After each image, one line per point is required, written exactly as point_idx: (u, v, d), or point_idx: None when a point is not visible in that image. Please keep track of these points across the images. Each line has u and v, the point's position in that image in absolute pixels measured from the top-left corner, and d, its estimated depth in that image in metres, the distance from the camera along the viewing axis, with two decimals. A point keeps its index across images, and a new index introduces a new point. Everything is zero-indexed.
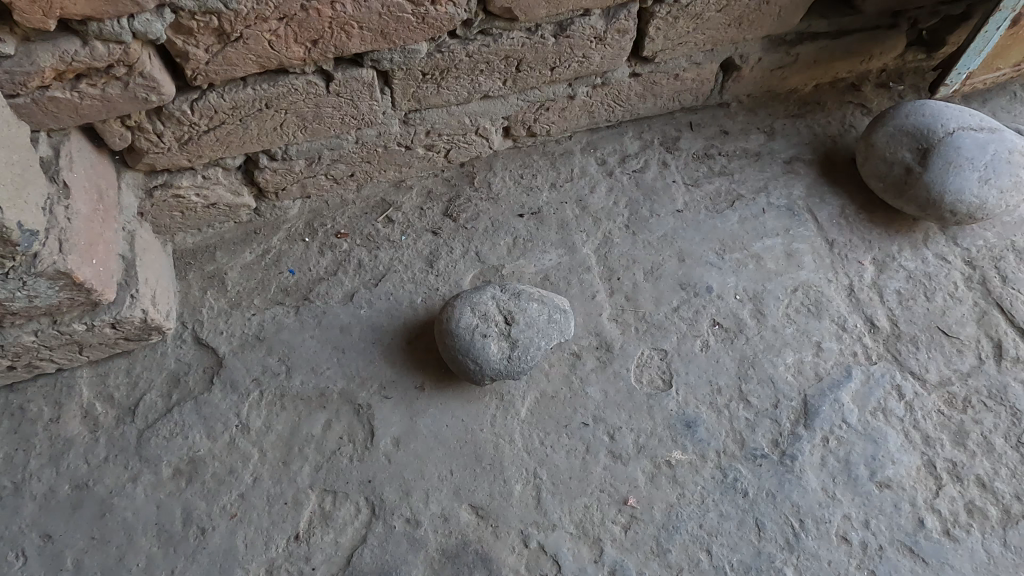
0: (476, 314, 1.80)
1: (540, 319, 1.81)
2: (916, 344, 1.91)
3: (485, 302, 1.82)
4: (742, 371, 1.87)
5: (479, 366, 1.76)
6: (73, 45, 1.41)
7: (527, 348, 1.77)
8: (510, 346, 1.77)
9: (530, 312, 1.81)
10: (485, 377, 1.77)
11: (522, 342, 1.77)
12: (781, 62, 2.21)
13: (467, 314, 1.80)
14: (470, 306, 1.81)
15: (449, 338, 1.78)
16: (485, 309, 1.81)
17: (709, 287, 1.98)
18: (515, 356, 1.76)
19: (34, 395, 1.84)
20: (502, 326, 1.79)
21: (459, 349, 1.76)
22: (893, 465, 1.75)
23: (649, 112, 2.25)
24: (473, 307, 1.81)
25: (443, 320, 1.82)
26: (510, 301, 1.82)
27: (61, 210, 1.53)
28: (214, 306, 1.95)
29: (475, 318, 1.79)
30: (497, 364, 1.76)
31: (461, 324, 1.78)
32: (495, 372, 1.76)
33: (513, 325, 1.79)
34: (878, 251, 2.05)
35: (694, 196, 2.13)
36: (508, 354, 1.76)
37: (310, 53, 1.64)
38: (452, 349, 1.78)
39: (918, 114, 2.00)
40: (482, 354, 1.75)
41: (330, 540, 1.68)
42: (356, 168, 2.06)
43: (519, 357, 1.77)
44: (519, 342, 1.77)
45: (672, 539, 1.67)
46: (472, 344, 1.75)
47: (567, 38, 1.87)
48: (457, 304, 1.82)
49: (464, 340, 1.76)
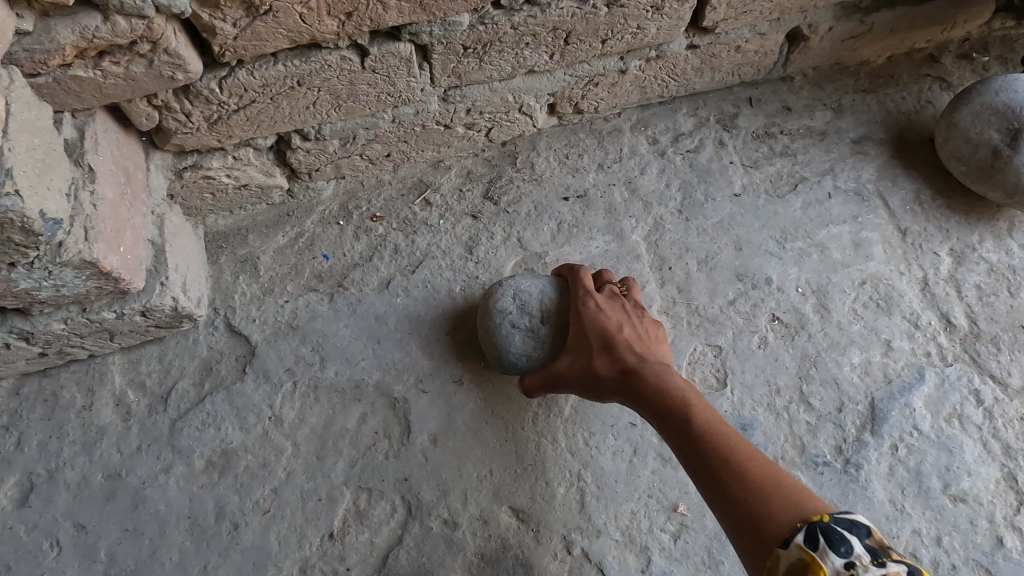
0: (515, 300, 1.66)
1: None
2: (998, 345, 1.75)
3: (529, 292, 1.66)
4: (803, 371, 1.73)
5: (499, 353, 1.64)
6: (95, 20, 1.31)
7: (550, 353, 1.62)
8: (532, 344, 1.62)
9: (567, 319, 1.64)
10: (505, 368, 1.67)
11: (546, 345, 1.62)
12: (854, 32, 2.01)
13: (507, 299, 1.66)
14: (512, 290, 1.68)
15: (483, 316, 1.69)
16: (526, 297, 1.66)
17: (769, 279, 1.84)
18: (536, 355, 1.62)
19: (65, 381, 1.80)
20: (535, 321, 1.63)
21: (488, 333, 1.66)
22: (968, 477, 1.61)
23: (705, 87, 2.09)
24: (515, 293, 1.67)
25: (483, 301, 1.72)
26: (554, 300, 1.66)
27: (86, 196, 1.46)
28: (246, 293, 1.88)
29: (513, 303, 1.66)
30: (517, 358, 1.63)
31: (498, 309, 1.66)
32: (514, 365, 1.64)
33: (545, 324, 1.63)
34: (956, 240, 1.88)
35: (753, 178, 1.98)
36: (530, 353, 1.62)
37: (344, 26, 1.52)
38: (482, 329, 1.68)
39: (1010, 90, 1.81)
40: (505, 343, 1.63)
41: (365, 541, 1.62)
42: (393, 147, 1.96)
43: (541, 357, 1.62)
44: (543, 343, 1.62)
45: (724, 550, 1.58)
46: (498, 332, 1.64)
47: (621, 7, 1.70)
48: (503, 286, 1.69)
49: (492, 324, 1.65)
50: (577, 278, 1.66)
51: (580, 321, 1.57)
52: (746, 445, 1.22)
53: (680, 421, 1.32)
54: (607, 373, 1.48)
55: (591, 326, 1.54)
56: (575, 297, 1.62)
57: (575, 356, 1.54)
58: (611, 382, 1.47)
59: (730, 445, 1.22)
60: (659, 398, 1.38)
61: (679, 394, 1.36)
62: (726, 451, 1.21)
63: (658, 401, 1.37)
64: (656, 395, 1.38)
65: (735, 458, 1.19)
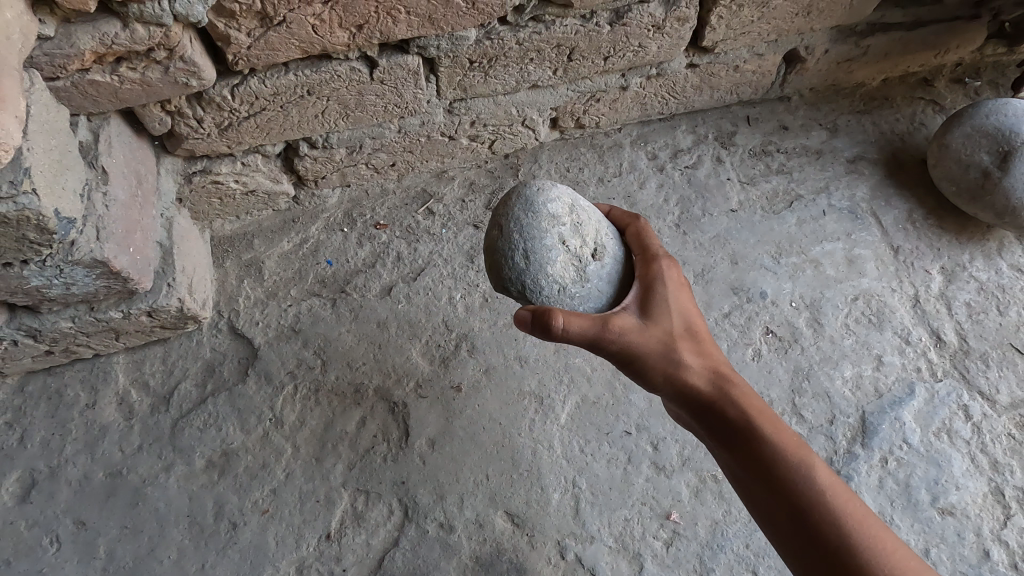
0: (572, 214, 1.29)
1: (623, 279, 1.33)
2: (986, 362, 1.79)
3: (587, 212, 1.33)
4: (796, 383, 1.77)
5: (522, 267, 1.24)
6: (114, 27, 1.35)
7: (586, 298, 1.27)
8: (571, 277, 1.26)
9: (617, 267, 1.33)
10: (515, 286, 1.27)
11: (587, 286, 1.27)
12: (850, 55, 2.07)
13: (559, 206, 1.28)
14: (569, 199, 1.31)
15: (520, 211, 1.26)
16: (584, 219, 1.31)
17: (763, 293, 1.88)
18: (570, 292, 1.26)
19: (70, 379, 1.83)
20: (586, 252, 1.29)
21: (522, 234, 1.24)
22: (957, 491, 1.64)
23: (704, 104, 2.14)
24: (571, 205, 1.31)
25: (522, 194, 1.29)
26: (609, 239, 1.34)
27: (99, 197, 1.49)
28: (251, 296, 1.92)
29: (566, 215, 1.29)
30: (543, 284, 1.25)
31: (547, 215, 1.26)
32: (533, 286, 1.25)
33: (595, 261, 1.30)
34: (947, 259, 1.92)
35: (749, 195, 2.02)
36: (565, 286, 1.25)
37: (355, 39, 1.56)
38: (514, 226, 1.25)
39: (1000, 114, 1.86)
40: (541, 261, 1.24)
41: (362, 542, 1.64)
42: (398, 157, 2.00)
43: (575, 296, 1.26)
44: (585, 284, 1.27)
45: (716, 558, 1.61)
46: (537, 241, 1.24)
47: (623, 26, 1.75)
48: (553, 189, 1.30)
49: (535, 228, 1.24)
50: (643, 232, 1.38)
51: (658, 287, 1.28)
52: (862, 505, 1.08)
53: (783, 450, 1.12)
54: (690, 368, 1.22)
55: (676, 302, 1.27)
56: (645, 257, 1.34)
57: (648, 324, 1.24)
58: (689, 378, 1.22)
59: (855, 509, 1.06)
60: (754, 415, 1.17)
61: (778, 422, 1.17)
62: (852, 513, 1.05)
63: (753, 419, 1.16)
64: (752, 414, 1.17)
65: (859, 519, 1.05)
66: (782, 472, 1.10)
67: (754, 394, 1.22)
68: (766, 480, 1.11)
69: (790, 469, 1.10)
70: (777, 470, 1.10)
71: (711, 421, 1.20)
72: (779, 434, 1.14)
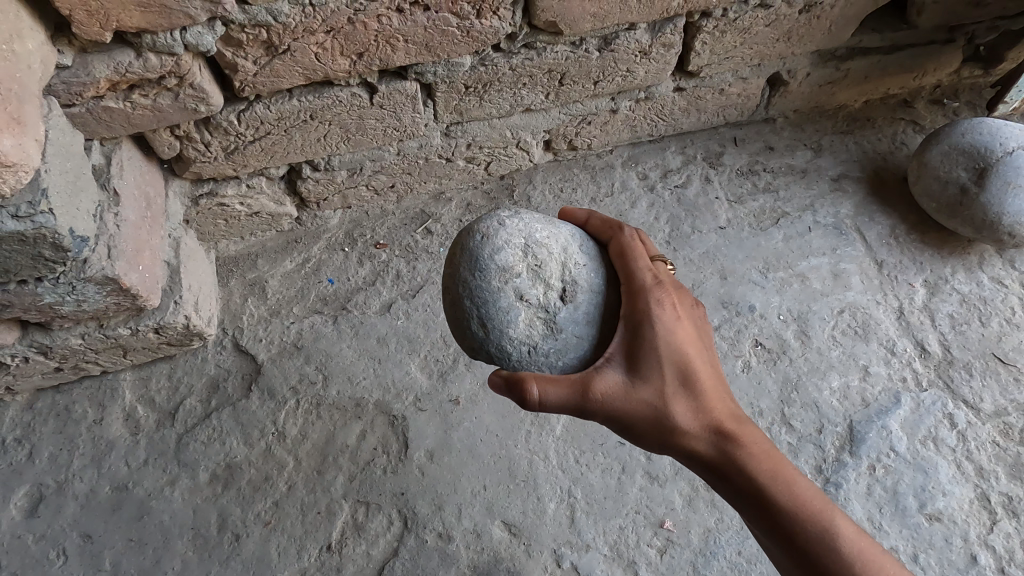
0: (527, 260, 1.23)
1: (602, 315, 1.25)
2: (970, 372, 1.84)
3: (543, 248, 1.24)
4: (785, 394, 1.81)
5: (484, 335, 1.22)
6: (128, 56, 1.43)
7: (561, 350, 1.22)
8: (540, 333, 1.22)
9: (592, 302, 1.25)
10: (484, 349, 1.25)
11: (559, 337, 1.22)
12: (830, 78, 2.15)
13: (510, 256, 1.22)
14: (521, 241, 1.24)
15: (469, 272, 1.21)
16: (542, 258, 1.24)
17: (752, 307, 1.93)
18: (542, 349, 1.22)
19: (78, 396, 1.88)
20: (551, 299, 1.23)
21: (475, 300, 1.21)
22: (943, 497, 1.68)
23: (692, 126, 2.22)
24: (524, 246, 1.23)
25: (469, 250, 1.23)
26: (580, 269, 1.26)
27: (111, 217, 1.56)
28: (254, 314, 1.98)
29: (520, 263, 1.22)
30: (510, 347, 1.22)
31: (496, 270, 1.20)
32: (501, 349, 1.23)
33: (565, 304, 1.23)
34: (930, 272, 1.98)
35: (737, 212, 2.09)
36: (536, 344, 1.22)
37: (355, 66, 1.64)
38: (465, 291, 1.22)
39: (975, 133, 1.94)
40: (502, 324, 1.21)
41: (362, 552, 1.68)
42: (396, 179, 2.08)
43: (549, 351, 1.22)
44: (557, 334, 1.22)
45: (708, 565, 1.65)
46: (493, 306, 1.20)
47: (611, 52, 1.84)
48: (501, 235, 1.23)
49: (487, 291, 1.20)
50: (625, 251, 1.28)
51: (646, 335, 1.18)
52: (870, 542, 1.11)
53: (797, 516, 1.12)
54: (690, 427, 1.18)
55: (667, 349, 1.18)
56: (626, 287, 1.24)
57: (637, 384, 1.17)
58: (690, 440, 1.18)
59: (872, 555, 1.09)
60: (761, 475, 1.16)
61: (788, 476, 1.16)
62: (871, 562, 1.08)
63: (762, 480, 1.15)
64: (760, 476, 1.16)
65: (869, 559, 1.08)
66: (799, 539, 1.11)
67: (762, 445, 1.19)
68: (783, 544, 1.13)
69: (807, 536, 1.11)
70: (794, 531, 1.12)
71: (717, 476, 1.20)
72: (791, 494, 1.14)
